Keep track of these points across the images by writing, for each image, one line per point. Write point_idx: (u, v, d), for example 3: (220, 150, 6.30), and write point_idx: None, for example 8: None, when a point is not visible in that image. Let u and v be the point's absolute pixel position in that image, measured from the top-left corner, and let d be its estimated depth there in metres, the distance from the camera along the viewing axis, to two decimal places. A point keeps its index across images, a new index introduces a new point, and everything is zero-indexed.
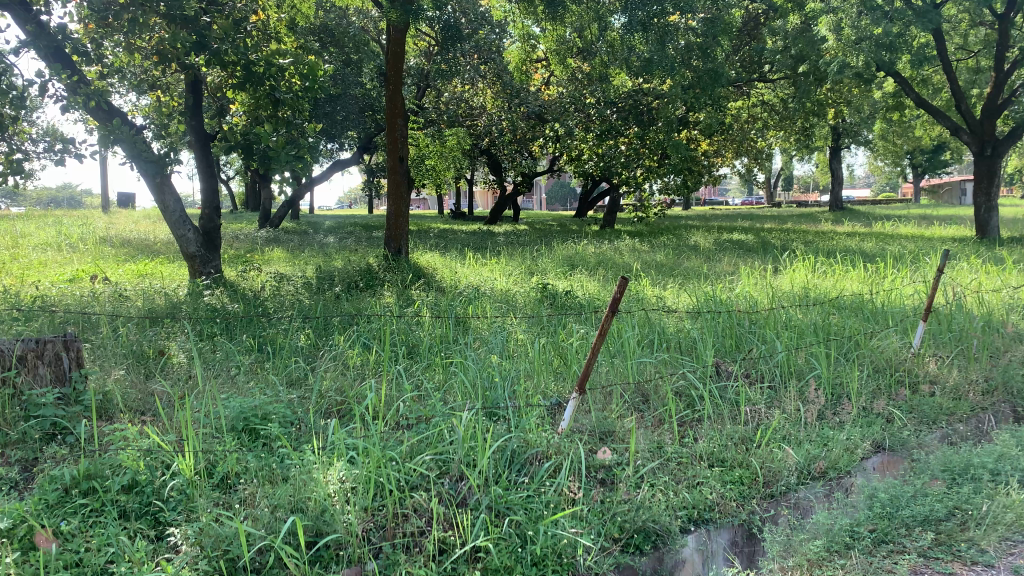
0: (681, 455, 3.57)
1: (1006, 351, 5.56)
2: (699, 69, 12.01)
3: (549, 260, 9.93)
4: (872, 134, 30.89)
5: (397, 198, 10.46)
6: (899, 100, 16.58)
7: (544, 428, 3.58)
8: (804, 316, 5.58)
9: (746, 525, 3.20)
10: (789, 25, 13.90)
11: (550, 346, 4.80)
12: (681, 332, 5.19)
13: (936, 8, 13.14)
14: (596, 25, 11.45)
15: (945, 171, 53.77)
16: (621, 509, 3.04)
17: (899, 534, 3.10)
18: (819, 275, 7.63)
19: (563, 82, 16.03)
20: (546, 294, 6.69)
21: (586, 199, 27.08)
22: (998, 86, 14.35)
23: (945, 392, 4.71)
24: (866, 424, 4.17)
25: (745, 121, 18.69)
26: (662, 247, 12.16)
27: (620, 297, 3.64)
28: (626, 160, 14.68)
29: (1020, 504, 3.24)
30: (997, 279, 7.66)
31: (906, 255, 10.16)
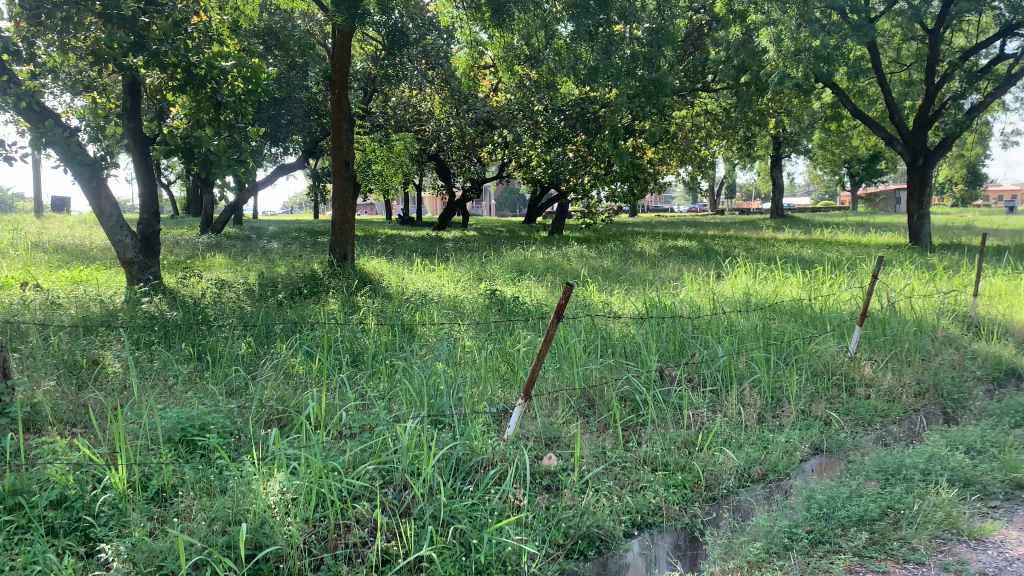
0: (625, 460, 3.59)
1: (936, 355, 5.75)
2: (644, 78, 12.20)
3: (496, 266, 9.93)
4: (811, 144, 31.70)
5: (342, 203, 10.33)
6: (836, 111, 17.08)
7: (489, 435, 3.56)
8: (746, 321, 5.67)
9: (689, 528, 3.23)
10: (730, 36, 14.19)
11: (496, 353, 4.79)
12: (626, 337, 5.23)
13: (871, 22, 13.58)
14: (543, 33, 11.52)
15: (881, 181, 55.50)
16: (565, 515, 3.05)
17: (836, 534, 3.17)
18: (761, 281, 7.79)
19: (511, 89, 16.09)
20: (493, 300, 6.67)
21: (534, 205, 27.19)
22: (929, 99, 14.91)
23: (880, 395, 4.86)
24: (805, 427, 4.27)
25: (689, 130, 19.03)
26: (609, 253, 12.27)
27: (566, 302, 3.63)
28: (574, 167, 14.96)
29: (948, 503, 3.35)
30: (929, 285, 7.93)
31: (844, 262, 10.44)
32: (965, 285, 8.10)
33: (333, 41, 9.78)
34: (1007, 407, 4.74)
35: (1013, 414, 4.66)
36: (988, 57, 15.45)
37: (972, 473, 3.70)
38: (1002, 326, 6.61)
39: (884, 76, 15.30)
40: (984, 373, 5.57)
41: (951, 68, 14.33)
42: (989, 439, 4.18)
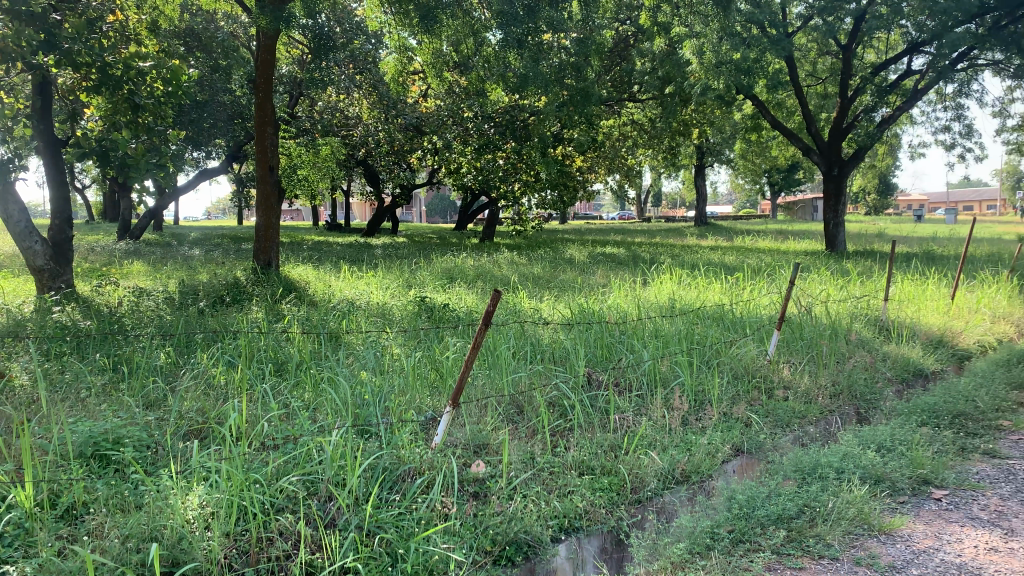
0: (553, 465, 3.61)
1: (850, 357, 5.99)
2: (573, 87, 12.39)
3: (426, 273, 9.87)
4: (733, 154, 32.70)
5: (267, 209, 10.08)
6: (757, 122, 17.61)
7: (417, 443, 3.52)
8: (670, 325, 5.78)
9: (615, 531, 3.28)
10: (655, 48, 14.49)
11: (425, 360, 4.75)
12: (555, 343, 5.25)
13: (789, 36, 14.08)
14: (472, 40, 11.55)
15: (798, 190, 57.58)
16: (493, 521, 3.04)
17: (756, 533, 3.26)
18: (685, 287, 7.96)
19: (440, 95, 16.01)
20: (423, 308, 6.63)
21: (465, 212, 27.12)
22: (843, 110, 15.54)
23: (797, 396, 5.03)
24: (727, 428, 4.38)
25: (616, 138, 19.39)
26: (540, 260, 12.34)
27: (494, 309, 3.60)
28: (505, 174, 15.39)
29: (861, 500, 3.49)
30: (843, 290, 8.25)
31: (764, 268, 10.77)
32: (877, 290, 8.47)
33: (258, 44, 9.56)
34: (914, 407, 4.99)
35: (919, 412, 4.90)
36: (897, 72, 16.21)
37: (881, 470, 3.86)
38: (909, 329, 6.94)
39: (801, 89, 15.86)
40: (893, 374, 5.84)
41: (863, 83, 14.97)
42: (898, 437, 4.37)
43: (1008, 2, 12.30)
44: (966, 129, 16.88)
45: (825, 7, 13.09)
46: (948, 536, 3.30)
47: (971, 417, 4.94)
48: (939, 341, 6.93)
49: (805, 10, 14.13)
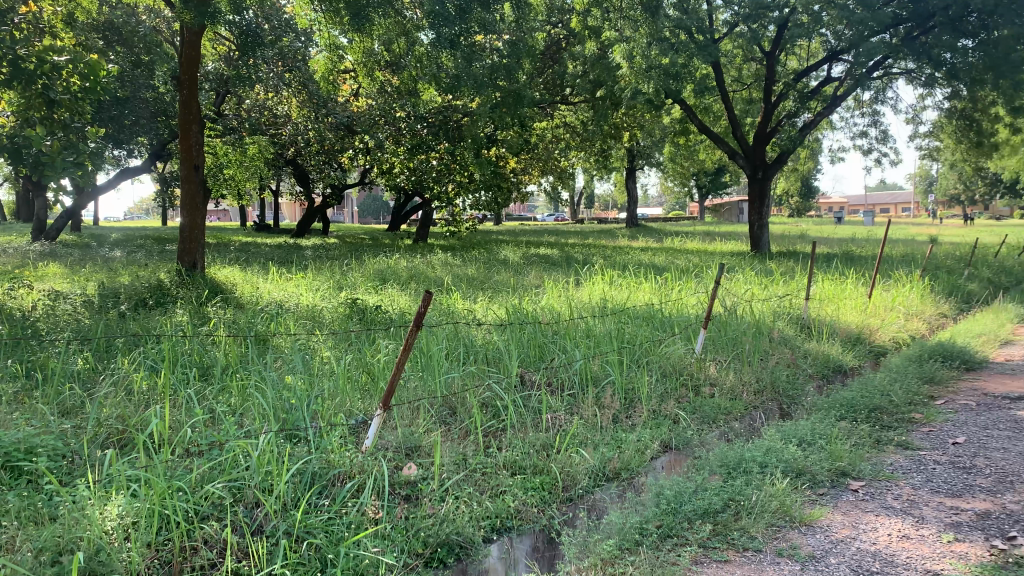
0: (485, 466, 3.59)
1: (773, 353, 6.17)
2: (505, 89, 12.42)
3: (358, 275, 9.75)
4: (663, 156, 33.36)
5: (192, 209, 9.80)
6: (685, 125, 17.99)
7: (347, 447, 3.47)
8: (602, 325, 5.82)
9: (547, 530, 3.31)
10: (586, 51, 14.68)
11: (355, 363, 4.69)
12: (487, 344, 5.23)
13: (716, 43, 14.43)
14: (404, 40, 11.47)
15: (724, 193, 59.11)
16: (425, 523, 3.02)
17: (683, 527, 3.33)
18: (616, 287, 8.08)
19: (371, 94, 15.80)
20: (354, 311, 6.54)
21: (398, 213, 26.90)
22: (767, 115, 16.02)
23: (723, 393, 5.18)
24: (656, 425, 4.46)
25: (549, 140, 19.55)
26: (473, 261, 12.33)
27: (425, 310, 3.57)
28: (438, 175, 15.40)
29: (782, 493, 3.61)
30: (767, 289, 8.53)
31: (692, 269, 11.04)
32: (799, 290, 8.75)
33: (182, 39, 9.33)
34: (833, 402, 5.18)
35: (838, 407, 5.09)
36: (817, 80, 16.79)
37: (803, 463, 3.99)
38: (829, 327, 7.20)
39: (727, 94, 16.27)
40: (814, 371, 6.07)
41: (786, 89, 15.46)
42: (818, 432, 4.53)
43: (918, 14, 12.88)
44: (882, 135, 17.62)
45: (749, 15, 13.43)
46: (864, 525, 3.43)
47: (886, 410, 5.16)
48: (856, 338, 7.21)
49: (731, 17, 14.47)
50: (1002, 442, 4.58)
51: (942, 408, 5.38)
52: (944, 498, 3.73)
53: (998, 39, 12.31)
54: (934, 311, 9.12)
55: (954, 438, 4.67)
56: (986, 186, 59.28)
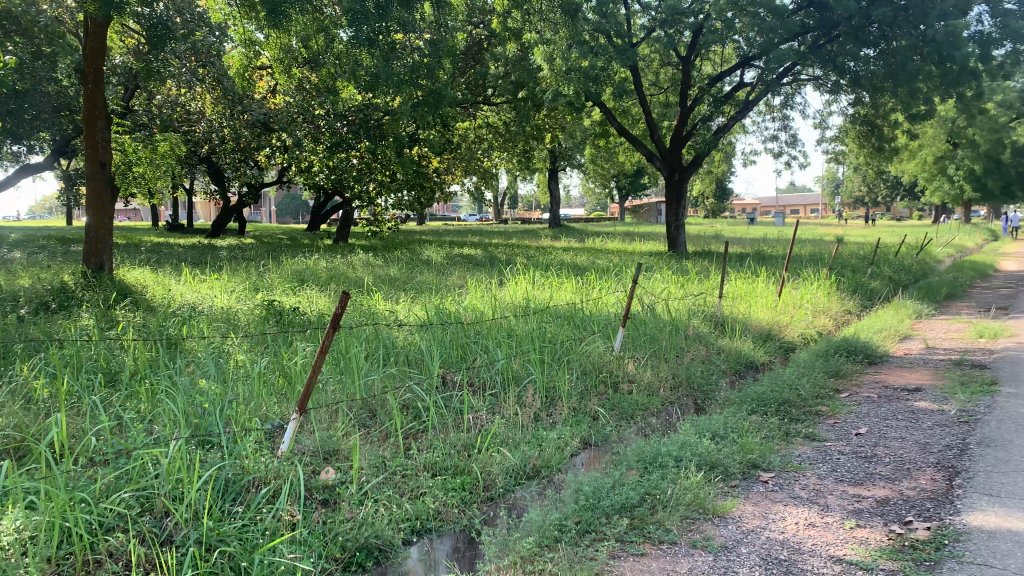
0: (405, 468, 3.55)
1: (688, 350, 6.33)
2: (426, 89, 12.37)
3: (275, 275, 9.57)
4: (584, 158, 33.80)
5: (99, 209, 9.35)
6: (605, 127, 18.26)
7: (262, 452, 3.38)
8: (523, 324, 5.80)
9: (467, 530, 3.31)
10: (508, 52, 14.68)
11: (272, 367, 4.56)
12: (409, 344, 5.15)
13: (634, 47, 14.70)
14: (322, 37, 11.38)
15: (643, 194, 60.28)
16: (343, 528, 2.97)
17: (601, 522, 3.38)
18: (538, 287, 8.10)
19: (289, 92, 15.44)
20: (271, 312, 6.39)
21: (317, 213, 26.39)
22: (683, 118, 16.42)
23: (641, 390, 5.30)
24: (576, 422, 4.52)
25: (471, 141, 19.55)
26: (395, 261, 12.23)
27: (342, 311, 3.49)
28: (358, 174, 15.22)
29: (697, 486, 3.70)
30: (683, 287, 8.73)
31: (612, 268, 11.23)
32: (714, 288, 9.00)
33: (86, 31, 8.91)
34: (745, 396, 5.36)
35: (749, 401, 5.27)
36: (730, 85, 17.32)
37: (716, 457, 4.11)
38: (742, 324, 7.43)
39: (645, 97, 16.61)
40: (727, 366, 6.28)
41: (701, 93, 15.89)
42: (730, 426, 4.67)
43: (824, 23, 13.42)
44: (791, 138, 18.34)
45: (666, 20, 13.70)
46: (773, 515, 3.55)
47: (794, 404, 5.36)
48: (767, 335, 7.47)
49: (648, 22, 14.75)
50: (900, 431, 4.82)
51: (845, 401, 5.63)
52: (847, 486, 3.90)
53: (896, 50, 12.94)
54: (839, 307, 9.55)
55: (858, 429, 4.88)
56: (887, 188, 62.47)
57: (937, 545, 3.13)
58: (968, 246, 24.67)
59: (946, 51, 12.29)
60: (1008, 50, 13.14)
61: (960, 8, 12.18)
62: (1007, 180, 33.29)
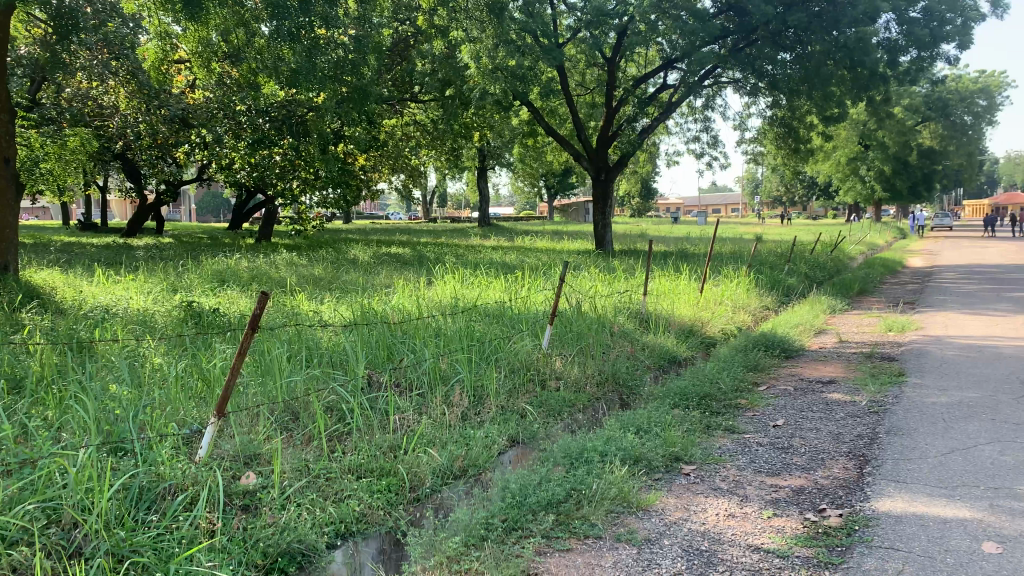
0: (330, 471, 3.46)
1: (614, 347, 6.38)
2: (352, 86, 12.25)
3: (195, 275, 9.28)
4: (513, 157, 33.90)
5: (2, 205, 8.79)
6: (532, 127, 18.34)
7: (178, 458, 3.24)
8: (450, 323, 5.74)
9: (393, 532, 3.27)
10: (434, 49, 14.59)
11: (190, 370, 4.39)
12: (334, 345, 5.02)
13: (559, 46, 14.81)
14: (242, 32, 11.27)
15: (572, 193, 60.92)
16: (264, 533, 2.88)
17: (528, 519, 3.38)
18: (466, 286, 8.06)
19: (209, 86, 14.96)
20: (190, 314, 6.14)
21: (240, 211, 25.72)
22: (609, 117, 16.62)
23: (568, 386, 5.35)
24: (504, 420, 4.53)
25: (398, 139, 19.36)
26: (320, 261, 12.01)
27: (261, 312, 3.38)
28: (281, 171, 14.88)
29: (621, 480, 3.75)
30: (609, 285, 8.84)
31: (541, 266, 11.30)
32: (638, 285, 9.14)
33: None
34: (668, 390, 5.46)
35: (672, 396, 5.37)
36: (654, 86, 17.64)
37: (640, 450, 4.17)
38: (666, 320, 7.58)
39: (571, 97, 16.75)
40: (651, 362, 6.41)
41: (626, 94, 16.13)
42: (655, 421, 4.74)
43: (743, 27, 13.78)
44: (712, 140, 18.79)
45: (591, 21, 13.79)
46: (695, 507, 3.62)
47: (715, 397, 5.49)
48: (690, 330, 7.63)
49: (574, 23, 14.88)
50: (815, 422, 4.99)
51: (764, 393, 5.80)
52: (766, 477, 4.01)
53: (811, 55, 13.41)
54: (759, 303, 9.84)
55: (775, 421, 5.03)
56: (804, 188, 64.81)
57: (848, 531, 3.24)
58: (878, 244, 25.78)
59: (857, 56, 12.82)
60: (913, 56, 13.76)
61: (869, 16, 12.66)
62: (913, 181, 34.96)
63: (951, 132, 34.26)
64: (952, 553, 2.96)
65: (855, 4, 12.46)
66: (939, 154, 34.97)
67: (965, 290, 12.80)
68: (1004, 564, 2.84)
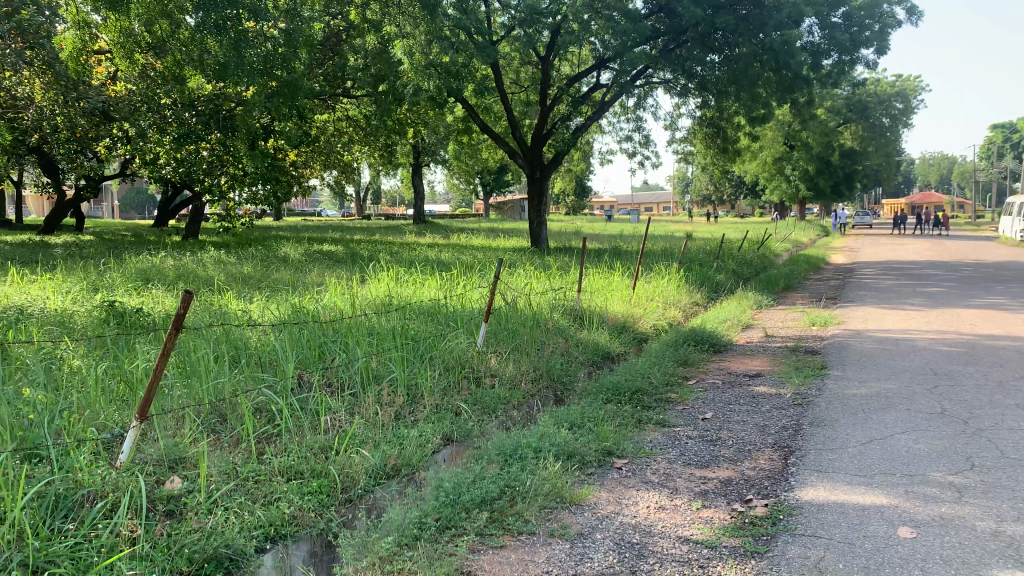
0: (258, 474, 3.37)
1: (548, 343, 6.42)
2: (281, 80, 11.99)
3: (116, 275, 8.92)
4: (448, 153, 33.70)
5: None
6: (467, 124, 18.31)
7: (98, 464, 3.11)
8: (385, 321, 5.65)
9: (324, 534, 3.21)
10: (367, 44, 14.41)
11: (111, 373, 4.21)
12: (264, 345, 4.89)
13: (493, 43, 14.79)
14: (166, 23, 10.93)
15: (507, 191, 60.98)
16: (189, 539, 2.80)
17: (461, 518, 3.36)
18: (400, 284, 7.98)
19: (131, 78, 14.42)
20: (110, 312, 5.90)
21: (165, 208, 24.90)
22: (544, 115, 16.68)
23: (502, 383, 5.36)
24: (438, 419, 4.50)
25: (331, 134, 19.04)
26: (249, 259, 11.67)
27: (185, 311, 3.27)
28: (208, 166, 14.48)
29: (555, 476, 3.77)
30: (544, 282, 8.88)
31: (475, 264, 11.26)
32: (573, 283, 9.20)
33: None
34: (601, 385, 5.51)
35: (605, 391, 5.42)
36: (587, 85, 17.81)
37: (573, 446, 4.20)
38: (600, 317, 7.66)
39: (505, 95, 16.78)
40: (584, 358, 6.48)
41: (559, 92, 16.20)
42: (587, 416, 4.78)
43: (673, 28, 14.03)
44: (644, 139, 19.05)
45: (525, 19, 13.80)
46: (626, 500, 3.67)
47: (647, 391, 5.57)
48: (622, 326, 7.73)
49: (508, 21, 14.90)
50: (742, 415, 5.12)
51: (694, 388, 5.91)
52: (695, 469, 4.09)
53: (738, 57, 13.73)
54: (689, 300, 10.04)
55: (704, 414, 5.15)
56: (731, 186, 66.42)
57: (773, 521, 3.33)
58: (802, 241, 26.63)
59: (782, 58, 13.19)
60: (834, 60, 14.23)
61: (794, 19, 13.04)
62: (835, 179, 36.25)
63: (870, 133, 35.62)
64: (871, 539, 3.06)
65: (781, 7, 12.82)
66: (859, 155, 36.26)
67: (882, 285, 13.35)
68: (918, 547, 2.96)
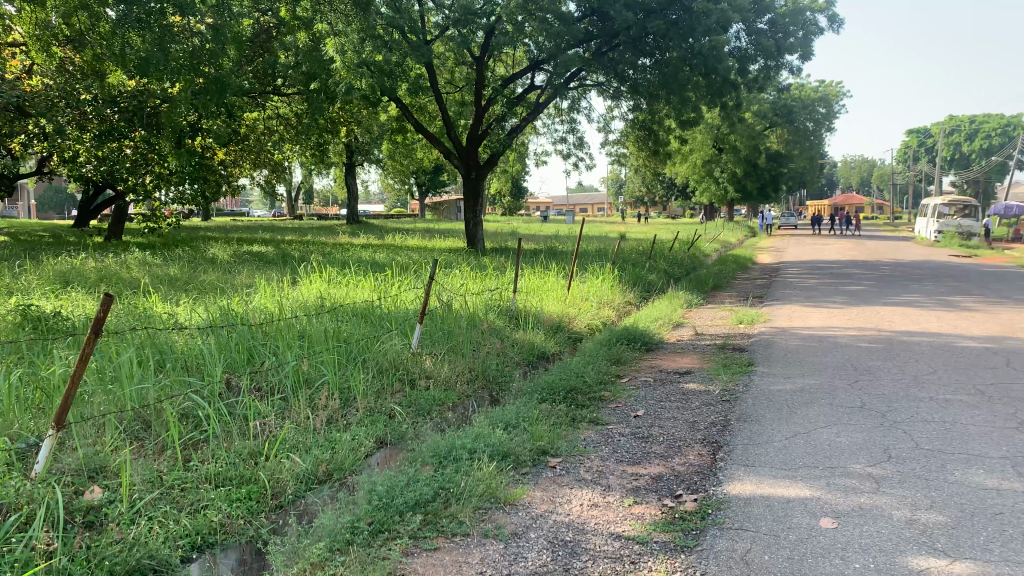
0: (184, 481, 3.28)
1: (483, 343, 6.40)
2: (208, 77, 11.68)
3: (35, 275, 8.68)
4: (382, 153, 33.42)
5: None
6: (401, 123, 18.19)
7: (11, 475, 2.96)
8: (317, 323, 5.54)
9: (253, 541, 3.12)
10: (298, 41, 14.16)
11: (26, 379, 4.03)
12: (190, 349, 4.74)
13: (428, 43, 14.72)
14: (83, 15, 10.52)
15: (442, 190, 60.79)
16: (109, 551, 2.69)
17: (395, 521, 3.32)
18: (333, 285, 7.89)
19: (48, 72, 13.85)
20: (27, 317, 5.65)
21: (86, 208, 24.02)
22: (479, 115, 16.67)
23: (437, 385, 5.32)
24: (371, 422, 4.44)
25: (260, 133, 18.59)
26: (176, 260, 11.45)
27: (105, 314, 3.14)
28: (132, 164, 14.05)
29: (489, 477, 3.77)
30: (478, 282, 8.89)
31: (408, 264, 11.26)
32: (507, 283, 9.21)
33: None
34: (536, 385, 5.54)
35: (539, 391, 5.44)
36: (522, 86, 17.87)
37: (508, 446, 4.20)
38: (535, 317, 7.70)
39: (440, 95, 16.71)
40: (520, 358, 6.49)
41: (494, 93, 16.21)
42: (522, 416, 4.79)
43: (605, 31, 14.21)
44: (578, 141, 19.21)
45: (459, 19, 13.76)
46: (560, 499, 3.69)
47: (581, 390, 5.62)
48: (557, 326, 7.78)
49: (441, 21, 14.86)
50: (673, 411, 5.21)
51: (626, 386, 5.99)
52: (626, 466, 4.15)
53: (669, 61, 13.99)
54: (621, 299, 10.18)
55: (635, 412, 5.22)
56: (663, 188, 67.53)
57: (702, 515, 3.40)
58: (730, 242, 27.31)
59: (710, 63, 13.54)
60: (761, 65, 14.71)
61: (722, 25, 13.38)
62: (761, 181, 37.28)
63: (795, 136, 36.66)
64: (794, 530, 3.16)
65: (708, 13, 12.95)
66: (784, 158, 37.37)
67: (807, 284, 13.78)
68: (839, 537, 3.07)
